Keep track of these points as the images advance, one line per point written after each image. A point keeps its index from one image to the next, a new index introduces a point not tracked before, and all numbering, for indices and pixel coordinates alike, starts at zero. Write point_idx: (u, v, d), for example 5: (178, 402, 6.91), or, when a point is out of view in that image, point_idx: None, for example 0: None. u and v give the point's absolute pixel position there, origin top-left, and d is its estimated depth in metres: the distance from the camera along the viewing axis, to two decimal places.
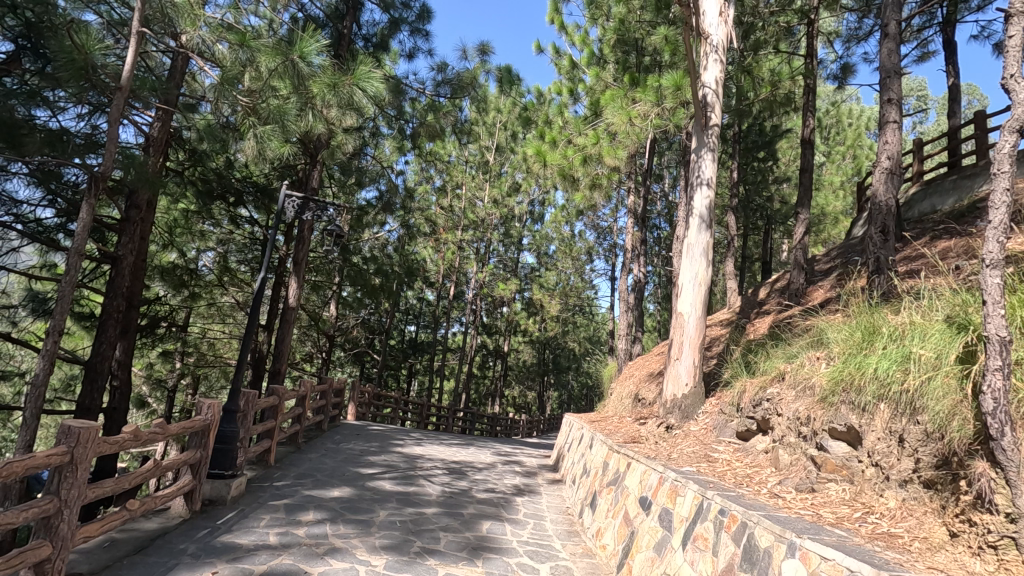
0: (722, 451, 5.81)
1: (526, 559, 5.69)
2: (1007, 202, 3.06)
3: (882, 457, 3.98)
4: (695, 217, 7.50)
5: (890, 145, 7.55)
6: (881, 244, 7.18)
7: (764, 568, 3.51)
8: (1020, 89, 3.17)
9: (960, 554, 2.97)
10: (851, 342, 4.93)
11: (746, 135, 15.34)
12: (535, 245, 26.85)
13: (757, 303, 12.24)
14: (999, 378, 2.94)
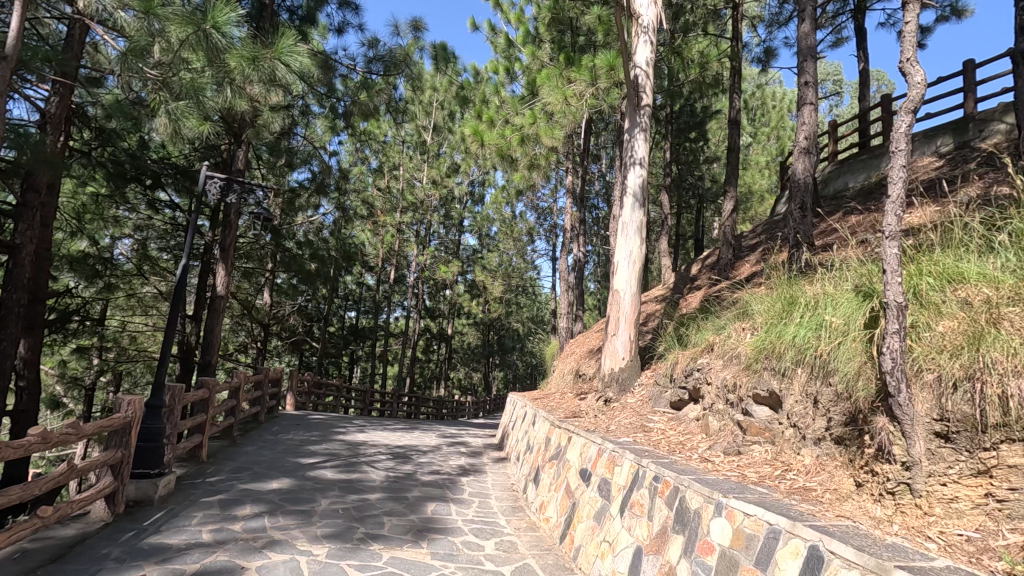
0: (657, 421, 6.07)
1: (471, 537, 5.75)
2: (903, 178, 3.31)
3: (799, 418, 4.27)
4: (629, 196, 7.67)
5: (808, 125, 7.97)
6: (800, 219, 7.65)
7: (695, 528, 3.74)
8: (915, 72, 3.40)
9: (864, 502, 3.26)
10: (773, 312, 5.24)
11: (679, 116, 15.77)
12: (476, 227, 26.73)
13: (689, 279, 12.72)
14: (897, 339, 3.19)
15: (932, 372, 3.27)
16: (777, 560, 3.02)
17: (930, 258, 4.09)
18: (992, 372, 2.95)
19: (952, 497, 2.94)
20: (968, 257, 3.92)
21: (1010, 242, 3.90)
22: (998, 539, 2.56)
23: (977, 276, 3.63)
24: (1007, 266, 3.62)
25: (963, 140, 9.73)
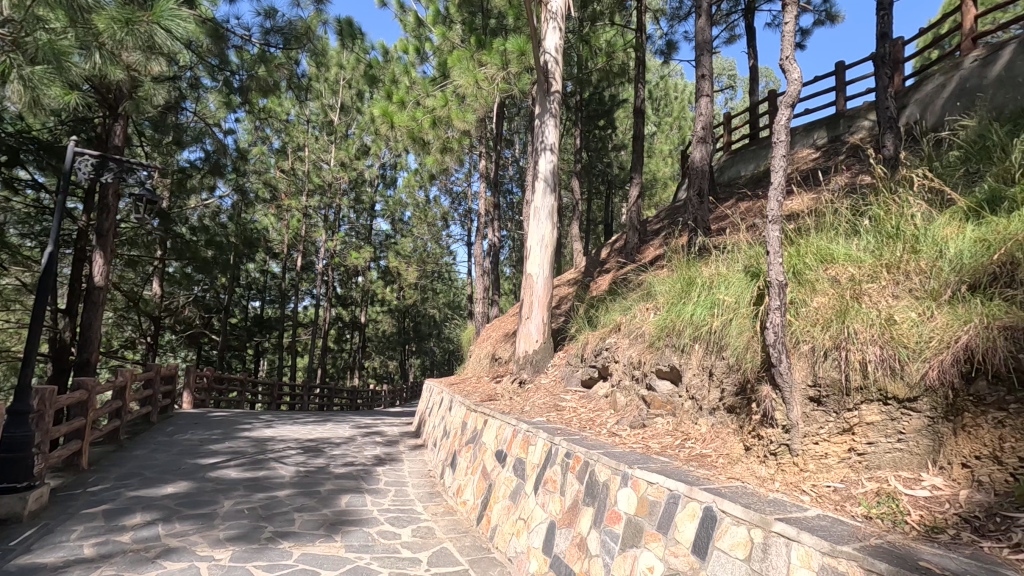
0: (569, 399, 6.28)
1: (387, 526, 5.67)
2: (784, 166, 3.60)
3: (697, 390, 4.59)
4: (540, 181, 7.77)
5: (704, 116, 8.47)
6: (698, 205, 8.16)
7: (603, 500, 3.92)
8: (792, 69, 3.70)
9: (751, 463, 3.58)
10: (673, 293, 5.57)
11: (588, 104, 16.18)
12: (388, 211, 26.02)
13: (599, 262, 13.19)
14: (778, 315, 3.49)
15: (807, 343, 3.62)
16: (677, 523, 3.25)
17: (806, 240, 4.51)
18: (855, 341, 3.31)
19: (822, 454, 3.29)
20: (836, 240, 4.37)
21: (870, 225, 4.39)
22: (859, 487, 2.96)
23: (844, 256, 4.05)
24: (868, 247, 4.07)
25: (835, 133, 10.79)
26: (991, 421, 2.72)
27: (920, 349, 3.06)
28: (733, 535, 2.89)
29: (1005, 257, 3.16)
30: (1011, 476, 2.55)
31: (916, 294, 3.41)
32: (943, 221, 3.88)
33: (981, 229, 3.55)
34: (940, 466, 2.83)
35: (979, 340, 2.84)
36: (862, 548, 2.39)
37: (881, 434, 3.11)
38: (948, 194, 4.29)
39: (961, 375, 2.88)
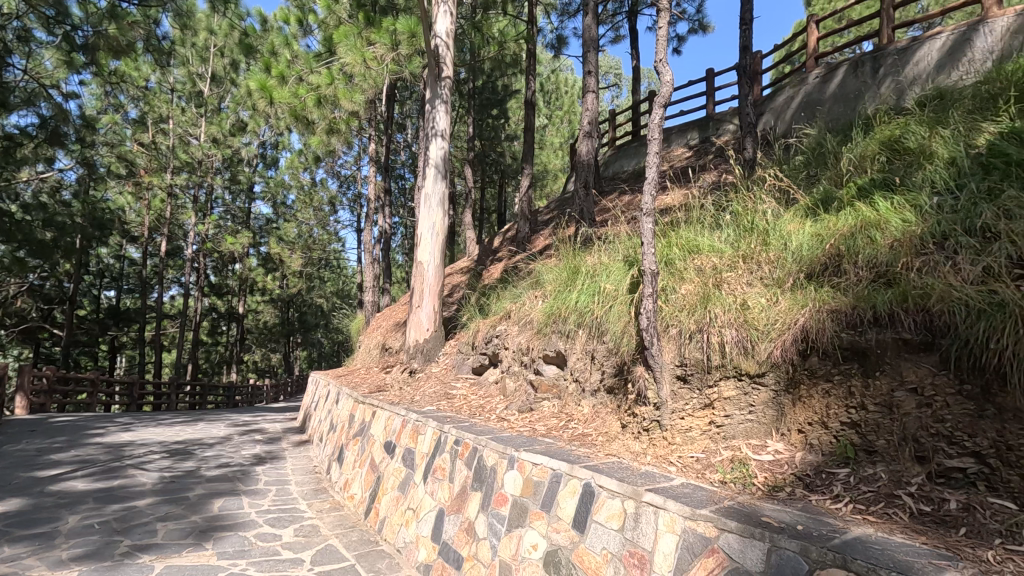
0: (460, 387, 6.31)
1: (266, 528, 5.34)
2: (656, 163, 3.86)
3: (580, 373, 4.81)
4: (431, 167, 7.65)
5: (590, 111, 8.82)
6: (584, 196, 8.52)
7: (491, 484, 4.00)
8: (665, 72, 3.97)
9: (627, 439, 3.85)
10: (560, 281, 5.77)
11: (481, 92, 16.16)
12: (269, 193, 24.24)
13: (492, 251, 13.32)
14: (651, 301, 3.75)
15: (676, 327, 3.94)
16: (559, 501, 3.41)
17: (677, 233, 4.88)
18: (715, 324, 3.65)
19: (687, 428, 3.61)
20: (702, 232, 4.77)
21: (730, 219, 4.85)
22: (716, 455, 3.29)
23: (708, 247, 4.44)
24: (728, 239, 4.50)
25: (705, 135, 11.76)
26: (820, 391, 3.14)
27: (768, 330, 3.45)
28: (609, 508, 3.09)
29: (834, 251, 3.66)
30: (834, 439, 2.98)
31: (765, 282, 3.83)
32: (788, 218, 4.39)
33: (817, 225, 4.07)
34: (781, 433, 3.24)
35: (812, 321, 3.26)
36: (717, 510, 2.68)
37: (736, 407, 3.48)
38: (793, 193, 4.85)
39: (798, 352, 3.30)
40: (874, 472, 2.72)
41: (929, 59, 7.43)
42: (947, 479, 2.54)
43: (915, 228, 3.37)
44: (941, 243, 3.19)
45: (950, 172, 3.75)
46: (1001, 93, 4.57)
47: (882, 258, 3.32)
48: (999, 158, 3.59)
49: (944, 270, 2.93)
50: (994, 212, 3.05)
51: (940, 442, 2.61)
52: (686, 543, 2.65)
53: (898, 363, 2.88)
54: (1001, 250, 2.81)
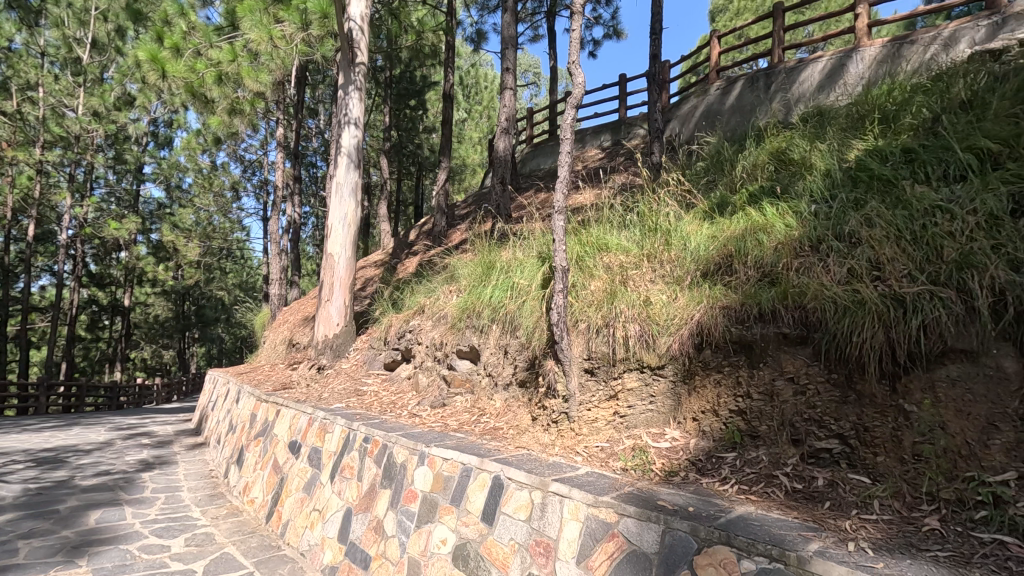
0: (371, 383, 6.15)
1: (152, 540, 4.92)
2: (568, 162, 3.96)
3: (493, 367, 4.85)
4: (343, 155, 7.35)
5: (508, 108, 8.88)
6: (501, 192, 8.58)
7: (400, 481, 3.94)
8: (577, 74, 4.08)
9: (537, 432, 3.95)
10: (474, 276, 5.77)
11: (399, 81, 15.77)
12: (161, 175, 22.23)
13: (407, 245, 13.05)
14: (561, 296, 3.86)
15: (584, 322, 4.07)
16: (468, 495, 3.42)
17: (588, 231, 5.05)
18: (619, 319, 3.82)
19: (593, 419, 3.75)
20: (611, 231, 4.97)
21: (637, 220, 5.09)
22: (619, 444, 3.46)
23: (616, 246, 4.63)
24: (634, 238, 4.72)
25: (617, 137, 12.23)
26: (712, 381, 3.38)
27: (667, 325, 3.66)
28: (517, 499, 3.15)
29: (726, 251, 3.94)
30: (723, 425, 3.23)
31: (666, 280, 4.05)
32: (688, 220, 4.67)
33: (713, 227, 4.36)
34: (678, 421, 3.45)
35: (707, 317, 3.49)
36: (618, 497, 2.81)
37: (638, 398, 3.66)
38: (693, 197, 5.17)
39: (694, 346, 3.52)
40: (756, 455, 2.99)
41: (812, 80, 8.19)
42: (816, 459, 2.84)
43: (795, 232, 3.71)
44: (816, 246, 3.54)
45: (826, 183, 4.17)
46: (868, 114, 5.14)
47: (767, 259, 3.63)
48: (865, 172, 4.03)
49: (817, 271, 3.25)
50: (858, 219, 3.42)
51: (811, 426, 2.90)
52: (589, 530, 2.77)
53: (779, 355, 3.16)
54: (862, 253, 3.16)
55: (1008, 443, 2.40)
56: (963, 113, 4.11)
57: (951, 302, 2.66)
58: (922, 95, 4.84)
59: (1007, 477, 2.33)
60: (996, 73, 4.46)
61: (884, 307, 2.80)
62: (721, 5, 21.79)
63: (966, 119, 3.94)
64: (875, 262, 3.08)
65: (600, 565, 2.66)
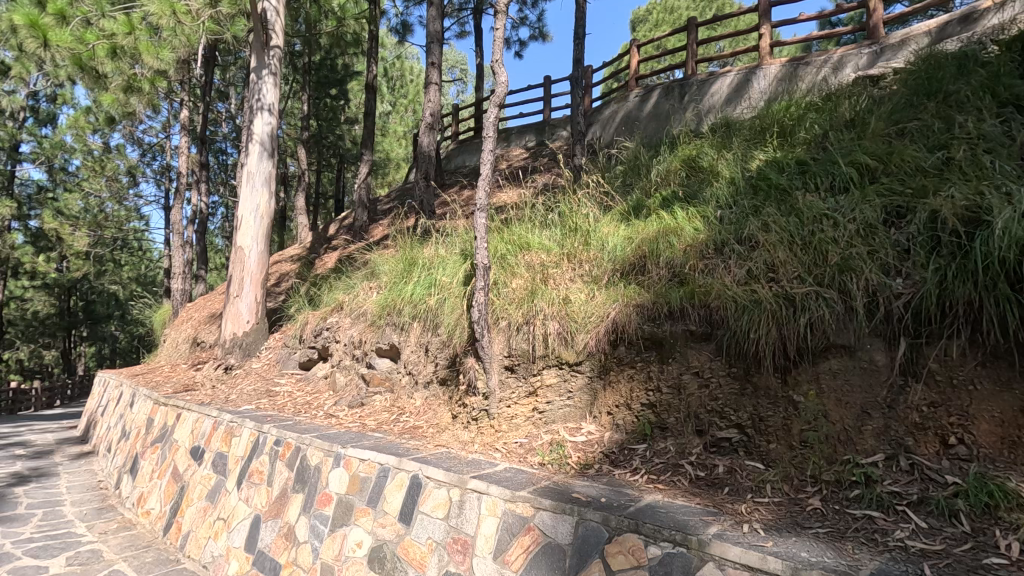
0: (284, 384, 5.87)
1: (26, 562, 4.42)
2: (491, 161, 3.98)
3: (413, 365, 4.78)
4: (255, 143, 6.93)
5: (433, 103, 8.76)
6: (425, 188, 8.46)
7: (314, 484, 3.79)
8: (500, 73, 4.11)
9: (457, 429, 3.96)
10: (395, 272, 5.64)
11: (318, 68, 15.12)
12: (42, 156, 19.96)
13: (326, 239, 12.54)
14: (482, 294, 3.87)
15: (505, 320, 4.11)
16: (385, 496, 3.36)
17: (510, 230, 5.10)
18: (539, 317, 3.90)
19: (513, 415, 3.81)
20: (533, 230, 5.04)
21: (558, 219, 5.19)
22: (538, 439, 3.55)
23: (537, 244, 4.70)
24: (555, 238, 4.82)
25: (541, 138, 12.42)
26: (626, 376, 3.53)
27: (584, 322, 3.77)
28: (435, 498, 3.13)
29: (640, 252, 4.12)
30: (636, 418, 3.39)
31: (585, 279, 4.17)
32: (606, 222, 4.83)
33: (628, 229, 4.54)
34: (594, 415, 3.59)
35: (621, 315, 3.63)
36: (534, 491, 2.87)
37: (556, 394, 3.76)
38: (612, 199, 5.35)
39: (609, 342, 3.65)
40: (665, 446, 3.17)
41: (721, 92, 8.73)
42: (717, 448, 3.05)
43: (702, 236, 3.95)
44: (720, 249, 3.78)
45: (731, 190, 4.46)
46: (768, 127, 5.55)
47: (678, 260, 3.83)
48: (764, 181, 4.36)
49: (720, 272, 3.47)
50: (757, 225, 3.69)
51: (713, 417, 3.11)
52: (506, 524, 2.80)
53: (686, 351, 3.35)
54: (759, 256, 3.41)
55: (878, 428, 2.69)
56: (847, 131, 4.55)
57: (834, 302, 2.94)
58: (814, 112, 5.31)
59: (877, 459, 2.62)
60: (874, 97, 4.98)
61: (777, 305, 3.04)
62: (641, 16, 22.69)
63: (849, 137, 4.36)
64: (770, 265, 3.33)
65: (516, 559, 2.70)
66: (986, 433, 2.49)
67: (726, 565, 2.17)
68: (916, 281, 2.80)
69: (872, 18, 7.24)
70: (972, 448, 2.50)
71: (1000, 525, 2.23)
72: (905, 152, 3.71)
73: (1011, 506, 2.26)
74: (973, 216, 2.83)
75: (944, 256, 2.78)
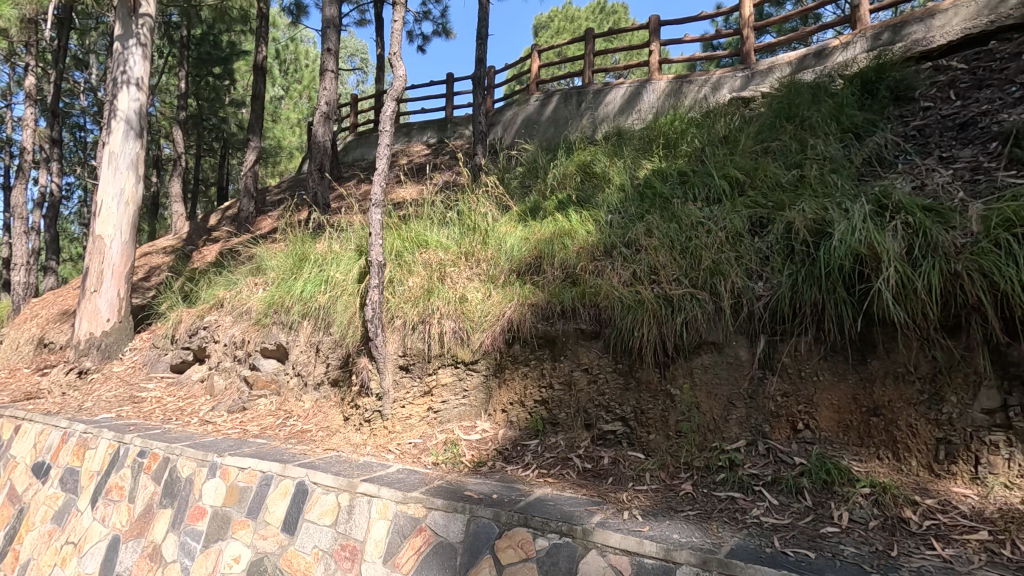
0: (151, 389, 5.32)
1: None
2: (387, 156, 3.88)
3: (302, 366, 4.53)
4: (119, 120, 6.18)
5: (329, 91, 8.35)
6: (319, 180, 8.06)
7: (185, 498, 3.47)
8: (399, 66, 4.01)
9: (348, 432, 3.84)
10: (284, 268, 5.29)
11: (199, 43, 13.82)
12: None
13: (206, 231, 11.50)
14: (376, 292, 3.76)
15: (400, 318, 4.02)
16: (267, 505, 3.16)
17: (409, 227, 5.00)
18: (435, 315, 3.87)
19: (407, 415, 3.76)
20: (431, 228, 4.98)
21: (457, 218, 5.17)
22: (432, 439, 3.55)
23: (435, 242, 4.66)
24: (454, 236, 4.80)
25: (443, 135, 12.32)
26: (520, 374, 3.61)
27: (481, 321, 3.80)
28: (323, 504, 3.00)
29: (535, 253, 4.23)
30: (529, 414, 3.50)
31: (482, 278, 4.20)
32: (504, 222, 4.91)
33: (525, 230, 4.64)
34: (489, 413, 3.64)
35: (516, 314, 3.70)
36: (427, 491, 2.85)
37: (452, 393, 3.75)
38: (510, 200, 5.43)
39: (505, 341, 3.71)
40: (556, 441, 3.32)
41: (615, 103, 9.20)
42: (604, 440, 3.23)
43: (594, 238, 4.14)
44: (609, 251, 3.98)
45: (621, 195, 4.71)
46: (655, 138, 5.94)
47: (570, 262, 3.97)
48: (651, 189, 4.66)
49: (609, 274, 3.65)
50: (642, 230, 3.93)
51: (600, 411, 3.29)
52: (396, 527, 2.75)
53: (576, 349, 3.49)
54: (643, 259, 3.64)
55: (741, 417, 2.98)
56: (722, 147, 4.99)
57: (705, 302, 3.20)
58: (695, 127, 5.76)
59: (739, 445, 2.91)
60: (745, 117, 5.51)
61: (657, 305, 3.26)
62: (543, 22, 23.27)
63: (723, 152, 4.78)
64: (652, 268, 3.57)
65: (407, 561, 2.66)
66: (826, 418, 2.86)
67: (607, 551, 2.30)
68: (774, 284, 3.13)
69: (744, 44, 7.98)
70: (815, 432, 2.85)
71: (834, 497, 2.57)
72: (767, 169, 4.14)
73: (843, 481, 2.61)
74: (820, 227, 3.22)
75: (797, 262, 3.14)
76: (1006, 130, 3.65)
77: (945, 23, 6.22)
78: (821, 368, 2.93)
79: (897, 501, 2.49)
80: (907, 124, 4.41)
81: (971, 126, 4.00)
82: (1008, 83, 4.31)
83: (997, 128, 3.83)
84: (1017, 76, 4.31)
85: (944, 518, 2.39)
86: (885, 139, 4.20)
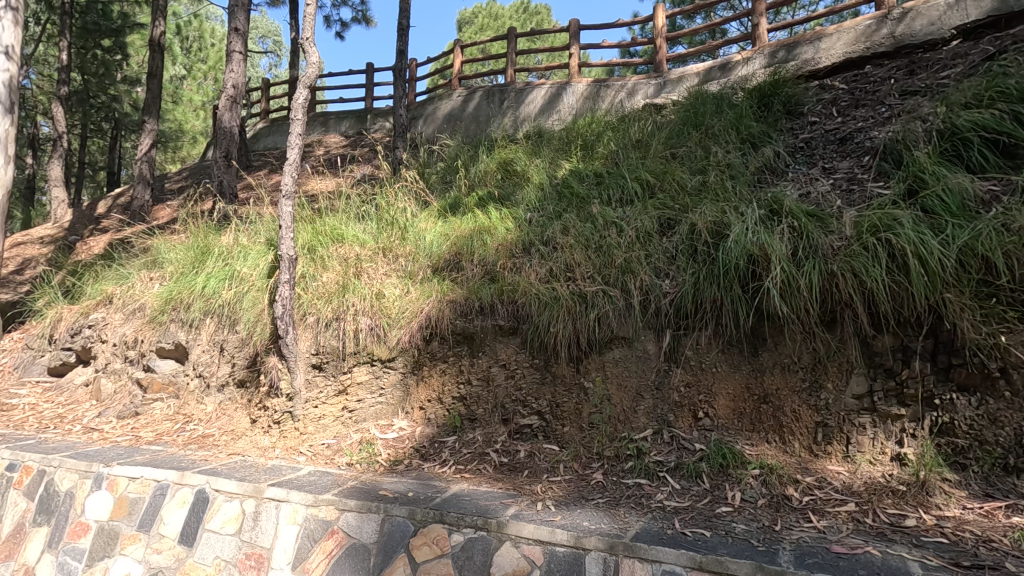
0: (24, 396, 4.76)
1: None
2: (298, 145, 3.72)
3: (204, 367, 4.24)
4: None
5: (236, 74, 7.81)
6: (224, 168, 7.53)
7: (64, 513, 3.15)
8: (311, 52, 3.86)
9: (255, 436, 3.65)
10: (184, 262, 4.90)
11: (84, 11, 12.38)
12: None
13: (93, 219, 10.45)
14: (287, 288, 3.59)
15: (313, 316, 3.85)
16: (161, 517, 2.94)
17: (323, 220, 4.80)
18: (350, 313, 3.75)
19: (320, 416, 3.64)
20: (346, 222, 4.81)
21: (375, 212, 5.02)
22: (346, 439, 3.47)
23: (352, 237, 4.50)
24: (370, 230, 4.67)
25: (362, 127, 11.93)
26: (439, 371, 3.58)
27: (398, 318, 3.73)
28: (225, 513, 2.83)
29: (454, 249, 4.22)
30: (447, 411, 3.49)
31: (399, 274, 4.11)
32: (423, 217, 4.85)
33: (445, 225, 4.61)
34: (406, 411, 3.60)
35: (435, 310, 3.67)
36: (340, 492, 2.78)
37: (368, 391, 3.67)
38: (429, 195, 5.35)
39: (423, 338, 3.66)
40: (473, 436, 3.35)
41: (536, 102, 9.35)
42: (520, 434, 3.30)
43: (513, 236, 4.18)
44: (527, 249, 4.04)
45: (541, 194, 4.80)
46: (574, 140, 6.09)
47: (490, 259, 4.00)
48: (568, 188, 4.78)
49: (526, 271, 3.71)
50: (559, 228, 4.03)
51: (517, 406, 3.36)
52: (306, 532, 2.66)
53: (495, 345, 3.52)
54: (559, 257, 3.73)
55: (648, 407, 3.15)
56: (634, 150, 5.22)
57: (616, 298, 3.34)
58: (611, 131, 5.97)
59: (647, 434, 3.07)
60: (657, 123, 5.79)
61: (572, 302, 3.37)
62: (467, 18, 23.13)
63: (636, 156, 5.00)
64: (567, 265, 3.67)
65: (318, 566, 2.57)
66: (723, 406, 3.08)
67: (520, 542, 2.36)
68: (678, 282, 3.34)
69: (658, 53, 8.35)
70: (713, 419, 3.07)
71: (730, 479, 2.78)
72: (675, 172, 4.39)
73: (736, 464, 2.84)
74: (718, 229, 3.46)
75: (699, 261, 3.35)
76: (875, 145, 4.09)
77: (830, 46, 6.89)
78: (718, 360, 3.16)
79: (781, 480, 2.73)
80: (796, 137, 4.84)
81: (848, 141, 4.45)
82: (879, 104, 4.82)
83: (868, 143, 4.27)
84: (887, 98, 4.82)
85: (820, 493, 2.66)
86: (776, 150, 4.58)
